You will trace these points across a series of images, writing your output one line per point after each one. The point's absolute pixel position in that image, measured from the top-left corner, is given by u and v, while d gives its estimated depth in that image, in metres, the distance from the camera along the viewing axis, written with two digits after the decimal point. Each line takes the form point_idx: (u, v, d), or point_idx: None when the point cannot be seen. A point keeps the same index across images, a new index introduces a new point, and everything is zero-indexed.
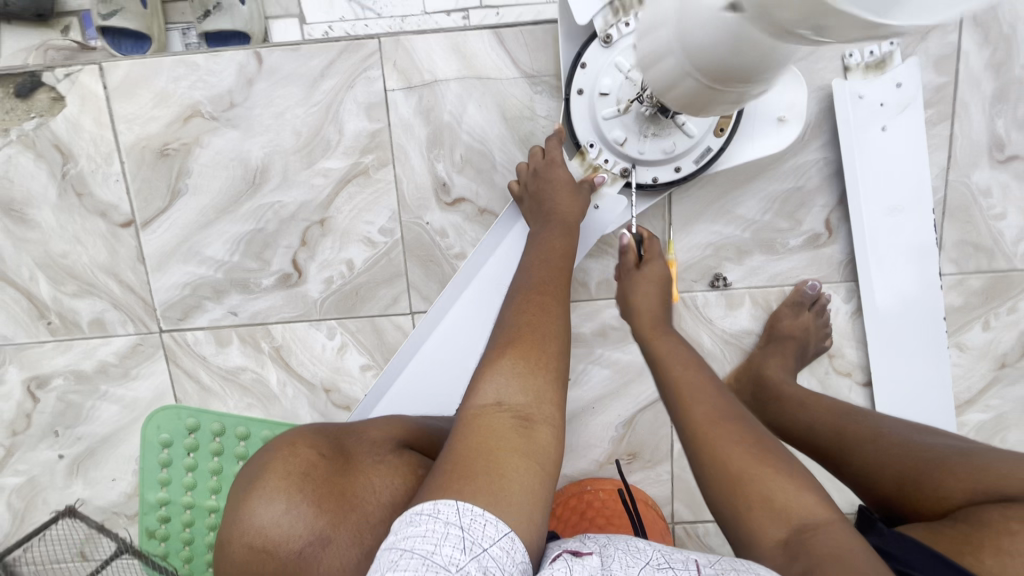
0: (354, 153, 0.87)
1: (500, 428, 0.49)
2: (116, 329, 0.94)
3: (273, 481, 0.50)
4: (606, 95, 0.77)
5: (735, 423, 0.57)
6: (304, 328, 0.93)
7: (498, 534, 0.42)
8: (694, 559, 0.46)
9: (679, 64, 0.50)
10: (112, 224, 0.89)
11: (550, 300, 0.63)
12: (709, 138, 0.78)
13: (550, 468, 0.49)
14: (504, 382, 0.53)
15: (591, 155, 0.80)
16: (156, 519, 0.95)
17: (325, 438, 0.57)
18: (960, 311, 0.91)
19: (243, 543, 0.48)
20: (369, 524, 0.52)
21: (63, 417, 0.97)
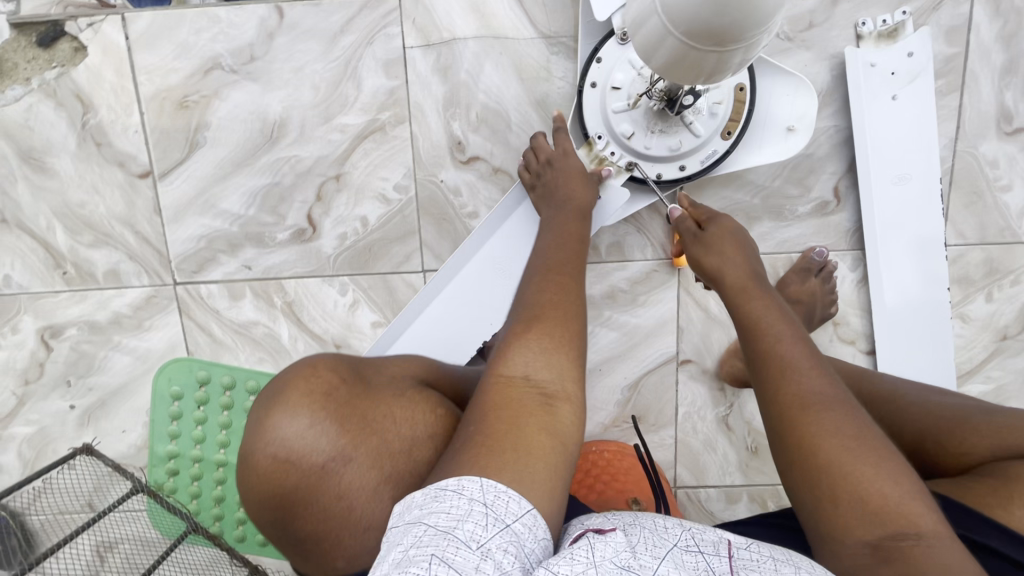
0: (371, 110, 0.88)
1: (526, 406, 0.49)
2: (131, 280, 0.95)
3: (296, 397, 0.50)
4: (618, 90, 0.79)
5: (844, 410, 0.49)
6: (317, 283, 0.94)
7: (522, 511, 0.42)
8: (724, 542, 0.48)
9: (661, 23, 0.52)
10: (130, 174, 0.91)
11: (570, 283, 0.62)
12: (715, 140, 0.80)
13: (571, 445, 0.49)
14: (532, 358, 0.52)
15: (599, 146, 0.81)
16: (165, 472, 0.96)
17: (347, 363, 0.57)
18: (964, 282, 0.92)
19: (268, 455, 0.48)
20: (389, 453, 0.52)
21: (76, 367, 0.98)
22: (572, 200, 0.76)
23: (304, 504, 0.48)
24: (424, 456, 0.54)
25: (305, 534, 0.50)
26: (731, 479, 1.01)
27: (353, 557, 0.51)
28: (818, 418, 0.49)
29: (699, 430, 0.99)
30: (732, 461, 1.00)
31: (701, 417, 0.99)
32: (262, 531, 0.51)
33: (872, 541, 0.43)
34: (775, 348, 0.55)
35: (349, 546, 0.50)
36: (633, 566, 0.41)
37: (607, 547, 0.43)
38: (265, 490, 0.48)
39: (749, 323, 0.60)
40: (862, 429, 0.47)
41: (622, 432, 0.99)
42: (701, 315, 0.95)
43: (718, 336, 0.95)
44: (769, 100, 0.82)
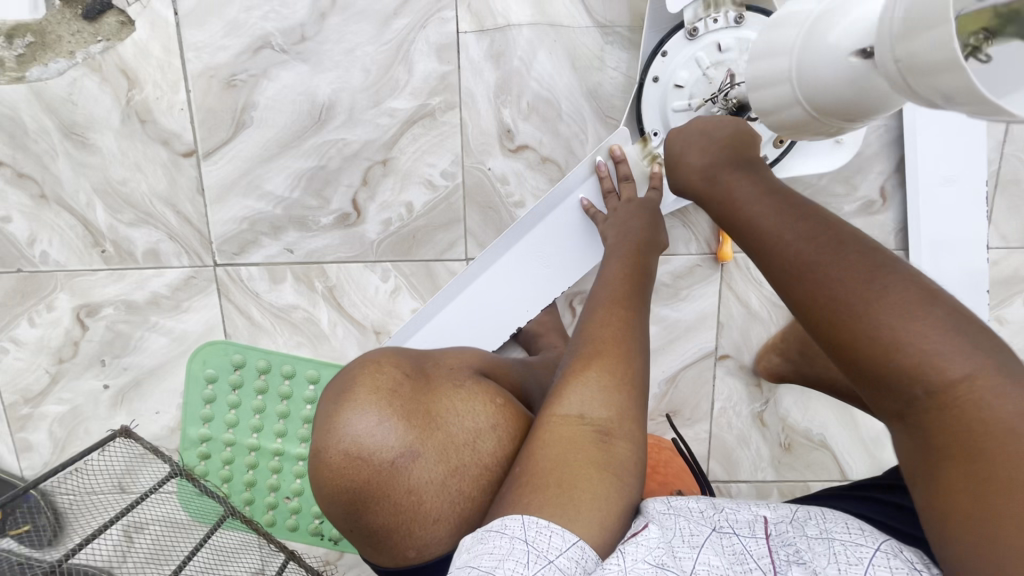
0: (421, 96, 0.87)
1: (579, 445, 0.50)
2: (170, 260, 0.94)
3: (364, 393, 0.51)
4: (680, 88, 0.78)
5: (834, 271, 0.45)
6: (359, 268, 0.94)
7: (566, 545, 0.43)
8: (760, 523, 0.49)
9: (792, 92, 0.53)
10: (174, 153, 0.89)
11: (634, 315, 0.61)
12: (766, 148, 0.79)
13: (629, 481, 0.50)
14: (587, 396, 0.53)
15: (654, 143, 0.81)
16: (196, 455, 0.95)
17: (407, 360, 0.58)
18: (1004, 285, 0.93)
19: (340, 450, 0.48)
20: (455, 445, 0.52)
21: (111, 346, 0.97)
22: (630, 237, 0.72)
23: (380, 498, 0.49)
24: (488, 445, 0.54)
25: (378, 526, 0.50)
26: (763, 474, 1.01)
27: (423, 547, 0.51)
28: (813, 293, 0.46)
29: (734, 425, 1.00)
30: (765, 456, 1.01)
31: (737, 412, 0.99)
32: (337, 526, 0.52)
33: (898, 412, 0.42)
34: (754, 228, 0.52)
35: (418, 538, 0.51)
36: (666, 566, 0.43)
37: (640, 550, 0.44)
38: (339, 487, 0.49)
39: (726, 211, 0.56)
40: (847, 300, 0.44)
41: (657, 426, 0.99)
42: (742, 310, 0.95)
43: (758, 332, 0.96)
44: None
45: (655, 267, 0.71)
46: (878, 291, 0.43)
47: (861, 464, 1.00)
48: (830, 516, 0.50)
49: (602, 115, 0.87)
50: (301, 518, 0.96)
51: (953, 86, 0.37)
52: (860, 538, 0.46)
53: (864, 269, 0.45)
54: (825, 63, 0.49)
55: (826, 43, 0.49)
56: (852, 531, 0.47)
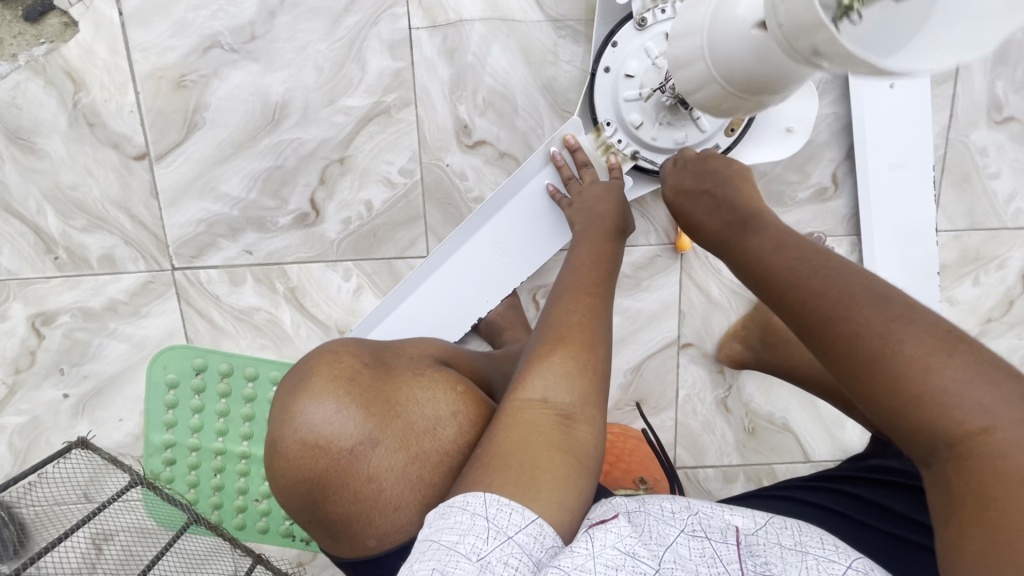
0: (376, 93, 0.87)
1: (537, 425, 0.51)
2: (126, 265, 0.92)
3: (321, 383, 0.51)
4: (631, 78, 0.79)
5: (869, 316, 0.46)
6: (320, 268, 0.93)
7: (525, 522, 0.44)
8: (732, 529, 0.50)
9: (706, 67, 0.54)
10: (125, 155, 0.88)
11: (599, 301, 0.62)
12: (719, 136, 0.80)
13: (588, 462, 0.51)
14: (552, 381, 0.54)
15: (607, 133, 0.81)
16: (162, 461, 0.94)
17: (366, 349, 0.57)
18: (953, 267, 0.95)
19: (297, 440, 0.48)
20: (414, 432, 0.52)
21: (69, 355, 0.96)
22: (591, 220, 0.74)
23: (338, 487, 0.49)
24: (450, 433, 0.54)
25: (337, 516, 0.50)
26: (729, 459, 1.03)
27: (384, 536, 0.51)
28: (846, 331, 0.46)
29: (699, 412, 1.01)
30: (730, 441, 1.03)
31: (701, 399, 1.01)
32: (296, 518, 0.52)
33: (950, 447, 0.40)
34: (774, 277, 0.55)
35: (378, 526, 0.50)
36: (637, 555, 0.44)
37: (608, 538, 0.45)
38: (298, 477, 0.48)
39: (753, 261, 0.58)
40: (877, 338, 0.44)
41: (625, 415, 1.01)
42: (702, 299, 0.97)
43: (719, 319, 0.97)
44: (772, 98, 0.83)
45: (621, 254, 0.72)
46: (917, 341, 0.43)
47: (822, 445, 1.03)
48: (807, 529, 0.51)
49: (558, 109, 0.88)
50: (271, 520, 0.96)
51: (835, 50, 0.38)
52: (833, 555, 0.47)
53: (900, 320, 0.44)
54: (734, 35, 0.49)
55: (733, 16, 0.49)
56: (826, 547, 0.48)
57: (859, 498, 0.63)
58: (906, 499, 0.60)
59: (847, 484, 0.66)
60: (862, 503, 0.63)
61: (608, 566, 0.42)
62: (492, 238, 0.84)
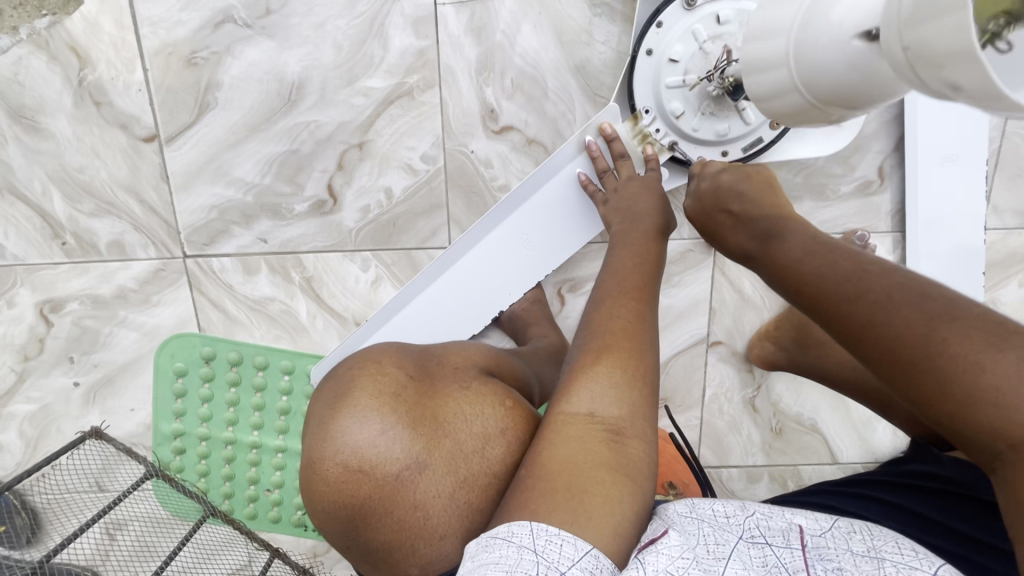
0: (398, 73, 0.82)
1: (590, 444, 0.47)
2: (137, 252, 0.89)
3: (363, 400, 0.48)
4: (675, 63, 0.73)
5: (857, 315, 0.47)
6: (337, 258, 0.89)
7: (578, 554, 0.40)
8: (795, 530, 0.48)
9: (789, 78, 0.49)
10: (133, 137, 0.84)
11: (644, 304, 0.58)
12: (765, 130, 0.75)
13: (642, 484, 0.47)
14: (599, 393, 0.50)
15: (646, 121, 0.76)
16: (171, 450, 0.92)
17: (409, 360, 0.55)
18: (999, 267, 0.91)
19: (337, 463, 0.46)
20: (461, 455, 0.49)
21: (79, 343, 0.93)
22: (638, 222, 0.69)
23: (381, 513, 0.46)
24: (497, 452, 0.50)
25: (378, 543, 0.47)
26: (754, 459, 1.00)
27: (426, 563, 0.48)
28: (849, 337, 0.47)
29: (726, 411, 0.98)
30: (756, 441, 1.00)
31: (729, 398, 0.98)
32: (335, 541, 0.49)
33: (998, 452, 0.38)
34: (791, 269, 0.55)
35: (422, 555, 0.47)
36: None
37: (661, 560, 0.42)
38: (340, 501, 0.46)
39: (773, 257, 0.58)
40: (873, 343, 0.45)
41: None
42: (734, 296, 0.93)
43: (751, 317, 0.94)
44: None
45: (665, 257, 0.67)
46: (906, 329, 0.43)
47: (850, 447, 1.00)
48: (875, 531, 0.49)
49: (590, 93, 0.82)
50: (284, 510, 0.94)
51: (968, 84, 0.33)
52: (914, 562, 0.43)
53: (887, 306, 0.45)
54: (828, 43, 0.44)
55: (830, 21, 0.44)
56: (905, 553, 0.44)
57: (897, 507, 0.60)
58: (949, 508, 0.56)
59: (883, 491, 0.62)
60: (901, 512, 0.59)
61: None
62: (514, 228, 0.80)
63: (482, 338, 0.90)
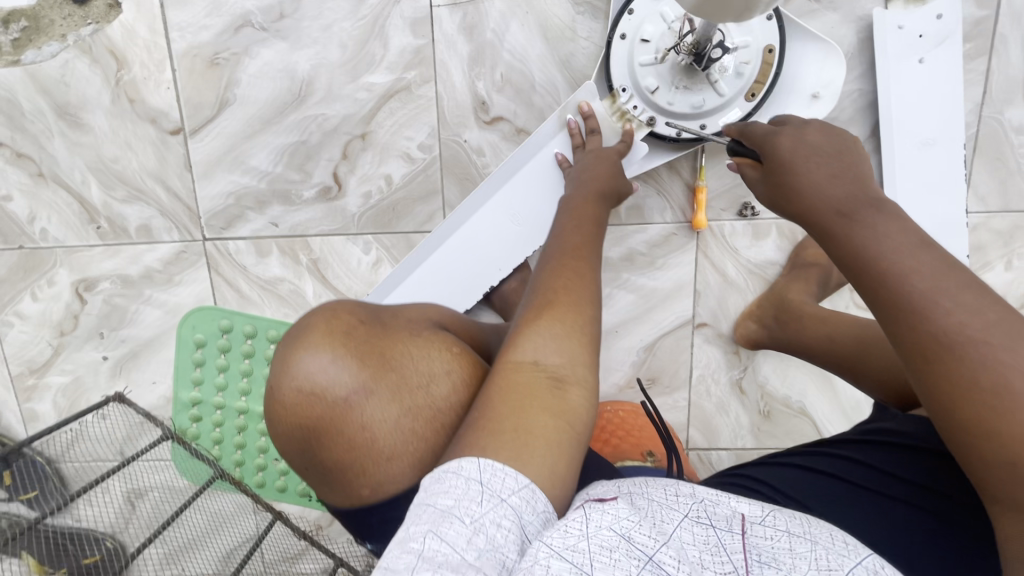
0: (397, 69, 0.89)
1: (534, 388, 0.51)
2: (162, 236, 0.98)
3: (319, 335, 0.50)
4: (647, 43, 0.79)
5: (1007, 353, 0.38)
6: (341, 241, 0.96)
7: (518, 485, 0.45)
8: (739, 517, 0.49)
9: None
10: (162, 130, 0.93)
11: (586, 267, 0.62)
12: (738, 103, 0.80)
13: (580, 425, 0.51)
14: (544, 345, 0.54)
15: (623, 99, 0.81)
16: (189, 418, 1.01)
17: (366, 307, 0.56)
18: (984, 250, 0.92)
19: (293, 388, 0.47)
20: (407, 385, 0.50)
21: (109, 319, 1.02)
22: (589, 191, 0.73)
23: (331, 435, 0.47)
24: (443, 390, 0.52)
25: (332, 464, 0.48)
26: (743, 442, 1.02)
27: (378, 485, 0.49)
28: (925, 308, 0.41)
29: (713, 393, 1.01)
30: (744, 424, 1.02)
31: (715, 380, 1.00)
32: (293, 464, 0.51)
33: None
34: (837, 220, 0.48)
35: (369, 477, 0.48)
36: (632, 538, 0.43)
37: (606, 517, 0.45)
38: (296, 424, 0.47)
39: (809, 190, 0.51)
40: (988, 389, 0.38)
41: (636, 393, 1.01)
42: (718, 279, 0.96)
43: (735, 299, 0.96)
44: (797, 64, 0.81)
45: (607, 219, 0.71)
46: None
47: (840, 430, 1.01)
48: (817, 522, 0.50)
49: (574, 85, 0.88)
50: (289, 479, 1.02)
51: None
52: (844, 551, 0.45)
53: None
54: None
55: None
56: (837, 543, 0.46)
57: (849, 460, 0.63)
58: (898, 459, 0.60)
59: (837, 447, 0.66)
60: (859, 466, 0.62)
61: (602, 547, 0.42)
62: (496, 211, 0.86)
63: (473, 316, 0.95)
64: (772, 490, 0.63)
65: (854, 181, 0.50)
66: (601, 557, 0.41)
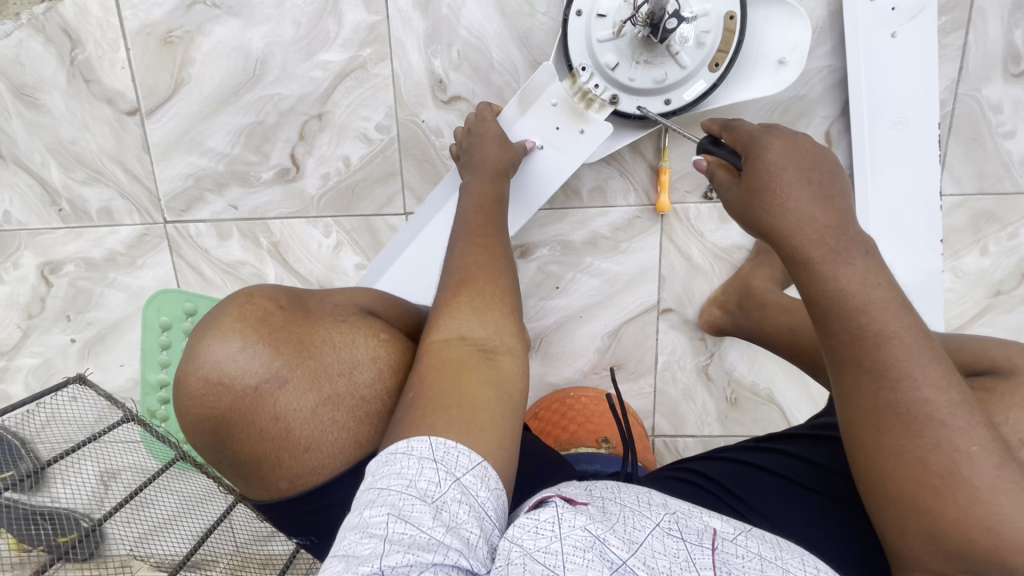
0: (352, 47, 0.87)
1: (466, 361, 0.50)
2: (123, 218, 0.97)
3: (229, 320, 0.44)
4: (603, 18, 0.74)
5: (921, 373, 0.43)
6: (301, 224, 0.95)
7: (472, 464, 0.43)
8: (711, 532, 0.45)
9: None
10: (118, 111, 0.92)
11: (495, 243, 0.63)
12: (701, 73, 0.76)
13: (517, 394, 0.50)
14: (469, 319, 0.53)
15: (583, 78, 0.76)
16: (157, 400, 1.01)
17: (284, 290, 0.51)
18: (958, 235, 0.90)
19: (198, 377, 0.42)
20: (328, 374, 0.46)
21: (75, 302, 1.02)
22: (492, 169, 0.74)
23: (243, 427, 0.42)
24: (368, 378, 0.48)
25: (246, 459, 0.44)
26: (710, 429, 1.01)
27: (297, 478, 0.45)
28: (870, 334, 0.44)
29: (679, 379, 0.99)
30: (711, 411, 1.00)
31: (681, 366, 0.99)
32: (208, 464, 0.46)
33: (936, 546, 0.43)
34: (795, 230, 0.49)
35: (289, 471, 0.45)
36: (606, 541, 0.40)
37: (579, 518, 0.42)
38: (201, 417, 0.42)
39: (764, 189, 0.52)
40: (900, 406, 0.43)
41: (601, 379, 1.00)
42: (684, 263, 0.94)
43: (701, 284, 0.94)
44: (759, 28, 0.77)
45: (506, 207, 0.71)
46: (951, 433, 0.42)
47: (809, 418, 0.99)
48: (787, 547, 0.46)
49: (533, 63, 0.86)
50: None
51: None
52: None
53: (944, 377, 0.43)
54: None
55: None
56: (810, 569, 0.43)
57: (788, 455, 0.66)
58: (832, 454, 0.64)
59: (778, 442, 0.69)
60: (796, 461, 0.65)
61: (576, 548, 0.39)
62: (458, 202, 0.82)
63: None
64: (718, 485, 0.64)
65: (826, 175, 0.50)
66: (574, 560, 0.38)
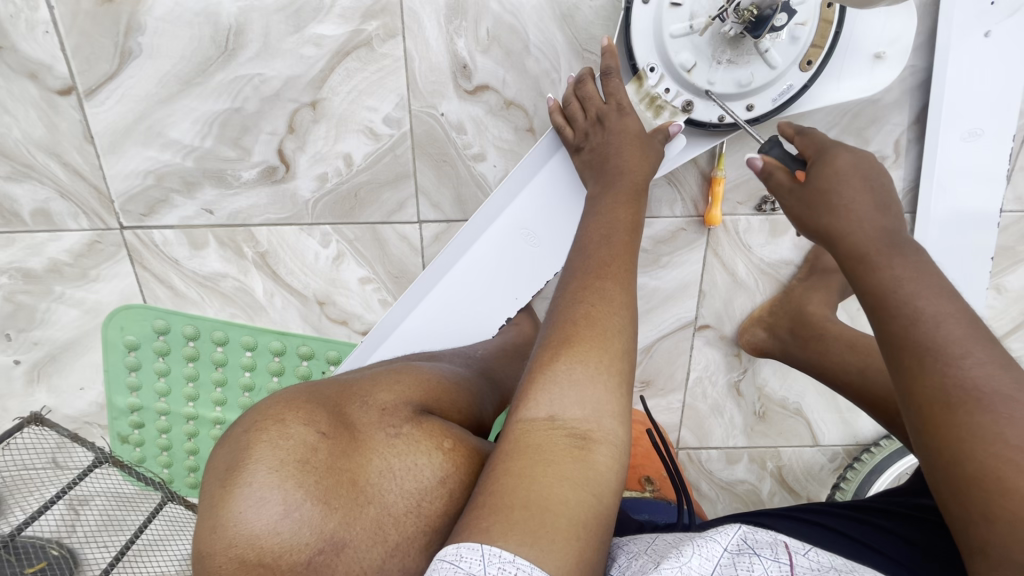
0: (354, 18, 0.70)
1: (551, 455, 0.37)
2: (66, 222, 0.79)
3: (260, 470, 0.34)
4: (678, 7, 0.62)
5: (975, 348, 0.37)
6: (294, 232, 0.81)
7: None
8: (782, 544, 0.41)
9: None
10: (46, 89, 0.72)
11: (614, 283, 0.47)
12: (791, 74, 0.65)
13: (610, 496, 0.37)
14: (556, 391, 0.40)
15: (652, 81, 0.65)
16: (129, 424, 0.86)
17: (323, 402, 0.40)
18: (1008, 251, 0.86)
19: (230, 557, 0.33)
20: (389, 518, 0.37)
21: (14, 320, 0.85)
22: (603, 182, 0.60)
23: None
24: (437, 507, 0.39)
25: None
26: (735, 441, 0.98)
27: None
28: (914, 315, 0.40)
29: (709, 395, 0.95)
30: (738, 424, 0.97)
31: (713, 381, 0.94)
32: None
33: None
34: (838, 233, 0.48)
35: None
36: None
37: None
38: None
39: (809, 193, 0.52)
40: (955, 388, 0.36)
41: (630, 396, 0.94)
42: (727, 279, 0.87)
43: (743, 300, 0.88)
44: (852, 16, 0.65)
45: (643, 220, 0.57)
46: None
47: (834, 431, 0.98)
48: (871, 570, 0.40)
49: (578, 48, 0.71)
50: None
51: None
52: None
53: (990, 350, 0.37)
54: None
55: None
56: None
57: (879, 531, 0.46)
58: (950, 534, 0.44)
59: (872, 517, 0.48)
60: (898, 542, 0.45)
61: None
62: (495, 239, 0.73)
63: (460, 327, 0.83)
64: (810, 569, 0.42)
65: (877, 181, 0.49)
66: None
